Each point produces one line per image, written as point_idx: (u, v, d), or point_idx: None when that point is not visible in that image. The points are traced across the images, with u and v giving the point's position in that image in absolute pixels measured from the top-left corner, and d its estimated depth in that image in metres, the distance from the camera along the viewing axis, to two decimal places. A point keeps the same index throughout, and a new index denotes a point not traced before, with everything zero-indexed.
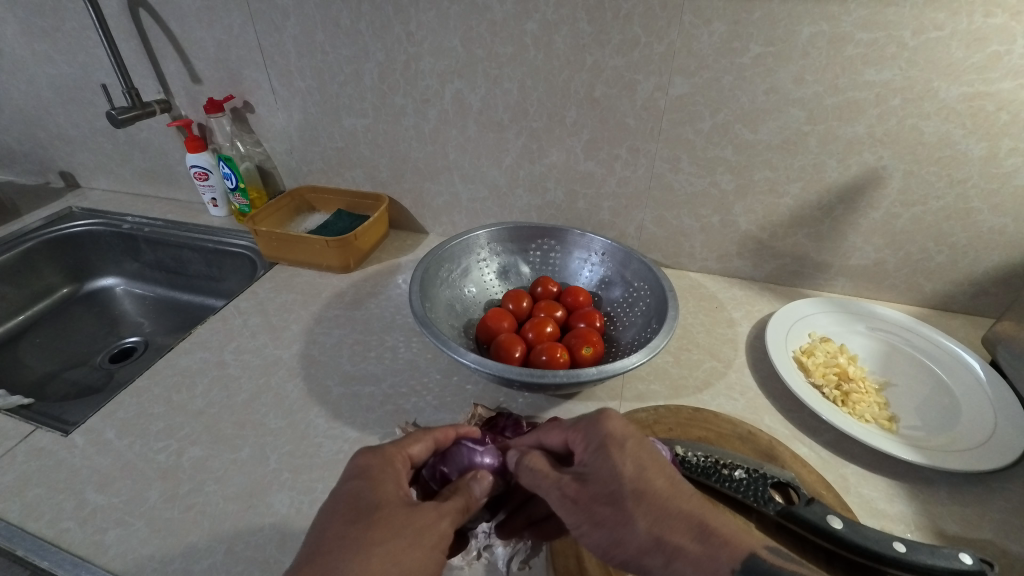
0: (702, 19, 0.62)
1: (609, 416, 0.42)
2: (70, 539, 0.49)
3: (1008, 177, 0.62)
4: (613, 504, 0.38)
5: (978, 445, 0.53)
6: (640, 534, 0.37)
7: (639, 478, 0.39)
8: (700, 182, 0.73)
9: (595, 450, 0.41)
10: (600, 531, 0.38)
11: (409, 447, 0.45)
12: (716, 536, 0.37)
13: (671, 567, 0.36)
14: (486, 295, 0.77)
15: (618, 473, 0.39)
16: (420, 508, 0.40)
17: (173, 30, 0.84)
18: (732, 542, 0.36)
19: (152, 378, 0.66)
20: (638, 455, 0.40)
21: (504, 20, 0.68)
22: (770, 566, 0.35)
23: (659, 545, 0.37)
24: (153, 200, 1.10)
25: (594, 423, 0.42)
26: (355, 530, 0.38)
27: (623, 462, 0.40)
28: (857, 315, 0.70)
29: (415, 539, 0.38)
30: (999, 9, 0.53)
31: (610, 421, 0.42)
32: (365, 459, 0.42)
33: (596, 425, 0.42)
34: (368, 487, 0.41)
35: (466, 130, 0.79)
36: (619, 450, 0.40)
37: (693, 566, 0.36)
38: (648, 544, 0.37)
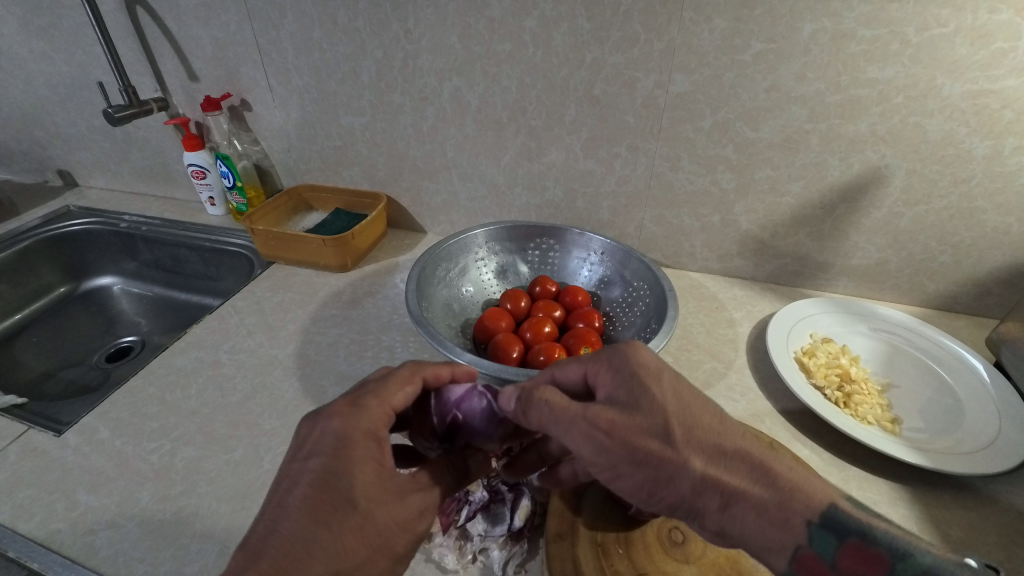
0: (703, 16, 0.61)
1: (641, 349, 0.41)
2: (60, 541, 0.48)
3: (1012, 176, 0.61)
4: (659, 439, 0.36)
5: (984, 448, 0.52)
6: (692, 472, 0.35)
7: (685, 413, 0.37)
8: (701, 181, 0.73)
9: (630, 381, 0.38)
10: (644, 468, 0.36)
11: (393, 400, 0.41)
12: (783, 482, 0.35)
13: (729, 510, 0.35)
14: (484, 294, 0.76)
15: (660, 404, 0.37)
16: (403, 501, 0.38)
17: (170, 27, 0.84)
18: (806, 492, 0.34)
19: (146, 378, 0.65)
20: (679, 387, 0.38)
21: (502, 17, 0.68)
22: (858, 523, 0.33)
23: (712, 484, 0.35)
24: (151, 199, 1.10)
25: (625, 355, 0.40)
26: (324, 529, 0.34)
27: (664, 394, 0.37)
28: (860, 315, 0.69)
29: (391, 534, 0.37)
30: (1003, 5, 0.52)
31: (643, 353, 0.40)
32: (342, 431, 0.38)
33: (631, 355, 0.40)
34: (354, 464, 0.37)
35: (464, 128, 0.79)
36: (659, 381, 0.38)
37: (757, 509, 0.34)
38: (702, 484, 0.35)
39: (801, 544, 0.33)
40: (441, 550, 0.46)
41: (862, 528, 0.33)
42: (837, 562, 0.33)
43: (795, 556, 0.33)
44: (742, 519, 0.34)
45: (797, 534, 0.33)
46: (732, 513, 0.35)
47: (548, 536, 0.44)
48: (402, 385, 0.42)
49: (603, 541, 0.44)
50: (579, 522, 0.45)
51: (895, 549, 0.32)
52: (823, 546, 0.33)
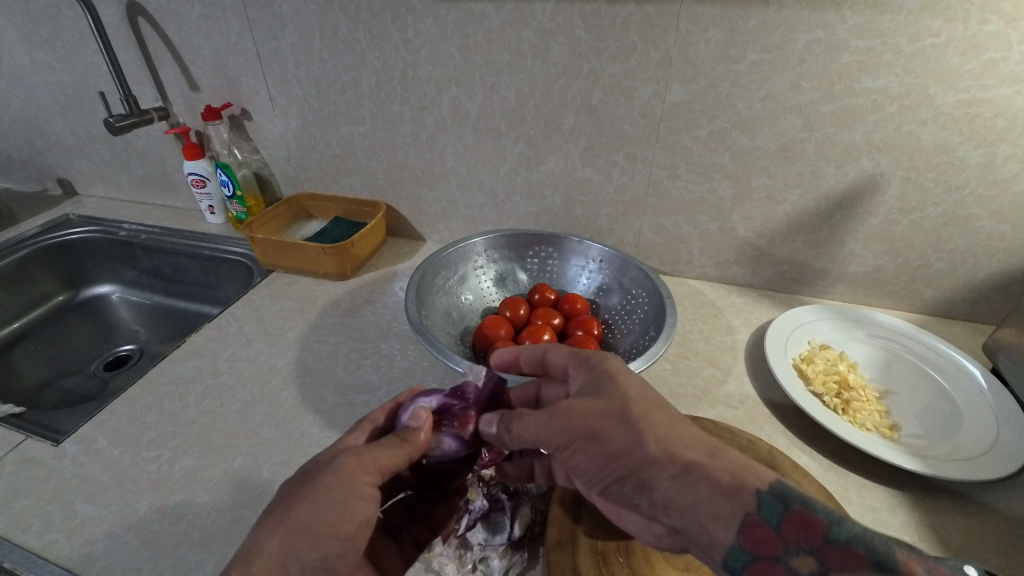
0: (698, 27, 0.62)
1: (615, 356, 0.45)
2: (57, 552, 0.48)
3: (1006, 184, 0.62)
4: (617, 419, 0.38)
5: (981, 454, 0.52)
6: (650, 448, 0.36)
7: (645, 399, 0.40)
8: (698, 189, 0.73)
9: (598, 377, 0.43)
10: (596, 442, 0.38)
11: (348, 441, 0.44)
12: (733, 458, 0.35)
13: (682, 479, 0.34)
14: (483, 302, 0.77)
15: (620, 387, 0.41)
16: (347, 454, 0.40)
17: (172, 38, 0.85)
18: (755, 467, 0.34)
19: (145, 387, 0.65)
20: (642, 385, 0.41)
21: (500, 28, 0.69)
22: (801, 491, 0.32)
23: (665, 454, 0.36)
24: (151, 207, 1.10)
25: (599, 357, 0.44)
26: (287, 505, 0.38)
27: (625, 387, 0.41)
28: (857, 322, 0.70)
29: (329, 483, 0.38)
30: (994, 16, 0.53)
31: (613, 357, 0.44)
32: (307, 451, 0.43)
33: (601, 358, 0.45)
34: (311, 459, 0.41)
35: (463, 137, 0.79)
36: (625, 376, 0.42)
37: (710, 480, 0.34)
38: (652, 455, 0.36)
39: (750, 513, 0.32)
40: (441, 560, 0.46)
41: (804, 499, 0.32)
42: (781, 530, 0.31)
43: (744, 525, 0.32)
44: (693, 490, 0.34)
45: (745, 501, 0.32)
46: (684, 484, 0.34)
47: (548, 545, 0.44)
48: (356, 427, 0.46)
49: (603, 550, 0.44)
50: (579, 530, 0.45)
51: (833, 516, 0.31)
52: (770, 512, 0.31)
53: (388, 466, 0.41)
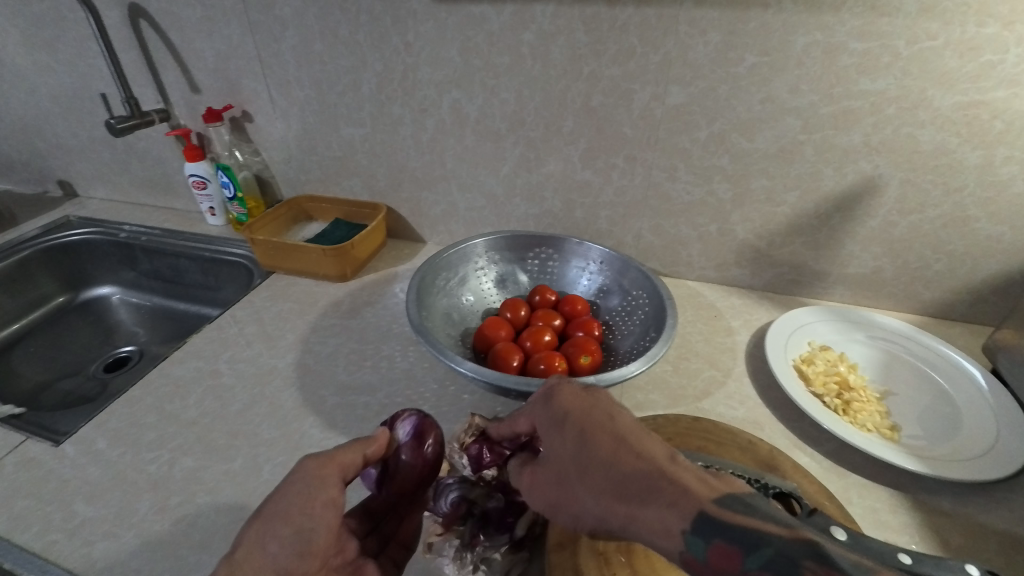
0: (697, 29, 0.62)
1: (559, 391, 0.42)
2: (56, 553, 0.47)
3: (1004, 185, 0.62)
4: (564, 481, 0.38)
5: (981, 455, 0.52)
6: (591, 508, 0.36)
7: (581, 447, 0.38)
8: (697, 191, 0.74)
9: (547, 428, 0.41)
10: (561, 511, 0.38)
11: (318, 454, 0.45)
12: (665, 494, 0.32)
13: (626, 534, 0.33)
14: (483, 304, 0.77)
15: (563, 439, 0.39)
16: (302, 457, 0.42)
17: (174, 40, 0.85)
18: (680, 501, 0.31)
19: (145, 388, 0.65)
20: (581, 427, 0.39)
21: (501, 31, 0.69)
22: (723, 523, 0.29)
23: (604, 513, 0.35)
24: (151, 209, 1.10)
25: (542, 400, 0.43)
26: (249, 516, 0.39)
27: (566, 439, 0.39)
28: (857, 323, 0.70)
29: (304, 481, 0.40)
30: (990, 19, 0.54)
31: (556, 397, 0.42)
32: None
33: (547, 398, 0.43)
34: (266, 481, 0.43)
35: (463, 139, 0.80)
36: (562, 421, 0.40)
37: (645, 529, 0.32)
38: (597, 516, 0.35)
39: (685, 555, 0.30)
40: (441, 559, 0.46)
41: (726, 527, 0.29)
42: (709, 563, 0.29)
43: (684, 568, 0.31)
44: (638, 541, 0.33)
45: (674, 545, 0.30)
46: (632, 538, 0.33)
47: (549, 546, 0.44)
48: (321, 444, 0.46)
49: (604, 550, 0.44)
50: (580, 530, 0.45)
51: (751, 544, 0.28)
52: (693, 548, 0.30)
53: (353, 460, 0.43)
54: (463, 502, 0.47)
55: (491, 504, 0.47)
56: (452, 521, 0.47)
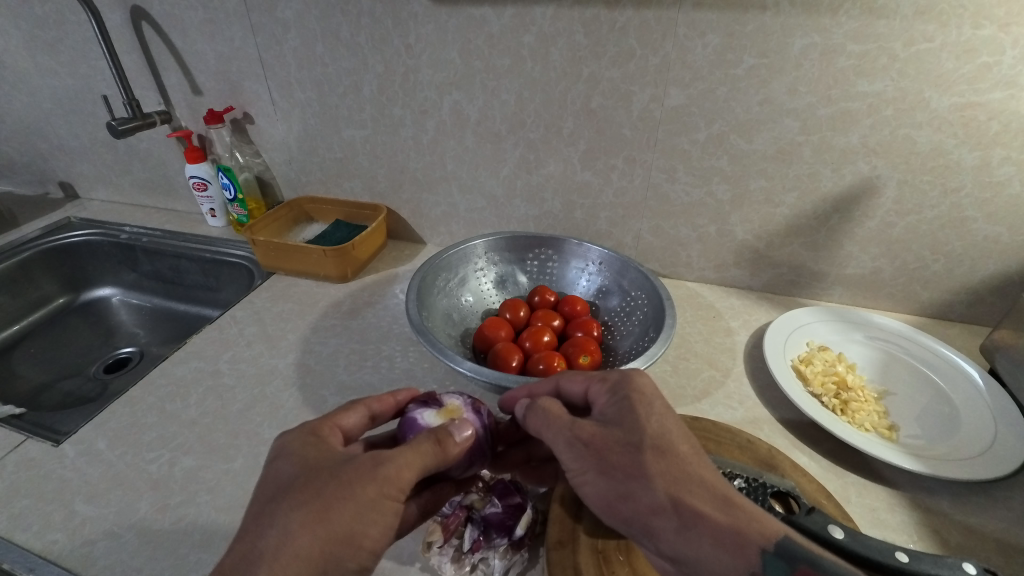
0: (696, 32, 0.63)
1: (643, 375, 0.45)
2: (57, 551, 0.48)
3: (1001, 186, 0.63)
4: (629, 455, 0.39)
5: (979, 454, 0.52)
6: (656, 492, 0.37)
7: (661, 435, 0.40)
8: (696, 192, 0.74)
9: (621, 400, 0.43)
10: (608, 480, 0.39)
11: (341, 419, 0.45)
12: (741, 511, 0.36)
13: (686, 532, 0.36)
14: (484, 304, 0.77)
15: (641, 413, 0.41)
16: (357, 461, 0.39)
17: (176, 42, 0.85)
18: (762, 522, 0.36)
19: (146, 388, 0.65)
20: (666, 417, 0.41)
21: (501, 33, 0.69)
22: (807, 550, 0.33)
23: (673, 504, 0.37)
24: (152, 211, 1.11)
25: (627, 377, 0.44)
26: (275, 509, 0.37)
27: (645, 418, 0.41)
28: (855, 323, 0.70)
29: (363, 492, 0.38)
30: (987, 21, 0.54)
31: (640, 379, 0.44)
32: (285, 436, 0.42)
33: (629, 381, 0.44)
34: (306, 456, 0.40)
35: (464, 141, 0.80)
36: (647, 402, 0.42)
37: (712, 535, 0.35)
38: (660, 502, 0.37)
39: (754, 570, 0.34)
40: (439, 558, 0.45)
41: (811, 556, 0.33)
42: None
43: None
44: (696, 542, 0.36)
45: (750, 558, 0.34)
46: (688, 535, 0.36)
47: (549, 544, 0.44)
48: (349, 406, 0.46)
49: (604, 548, 0.44)
50: (579, 529, 0.45)
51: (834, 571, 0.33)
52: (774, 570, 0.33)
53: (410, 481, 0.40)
54: (462, 508, 0.47)
55: (490, 510, 0.47)
56: (451, 529, 0.46)
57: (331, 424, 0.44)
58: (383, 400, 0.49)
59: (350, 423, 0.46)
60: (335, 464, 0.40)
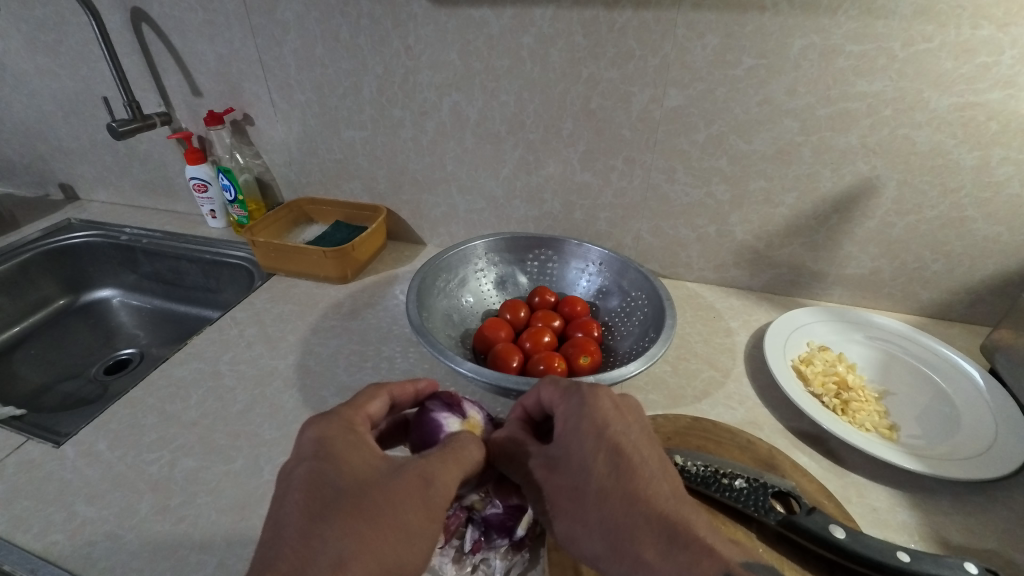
0: (695, 32, 0.63)
1: (597, 402, 0.43)
2: (58, 553, 0.47)
3: (1000, 186, 0.63)
4: (576, 501, 0.41)
5: (980, 454, 0.52)
6: (598, 536, 0.39)
7: (608, 476, 0.40)
8: (696, 192, 0.74)
9: (570, 437, 0.43)
10: (561, 523, 0.41)
11: (368, 407, 0.45)
12: (683, 553, 0.37)
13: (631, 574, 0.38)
14: (484, 305, 0.77)
15: (591, 448, 0.42)
16: (401, 479, 0.40)
17: (176, 44, 0.85)
18: (702, 563, 0.36)
19: (146, 389, 0.65)
20: (618, 448, 0.41)
21: (500, 34, 0.69)
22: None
23: (617, 547, 0.38)
24: (152, 212, 1.11)
25: (577, 408, 0.43)
26: (322, 523, 0.36)
27: (593, 455, 0.41)
28: (855, 324, 0.70)
29: (409, 517, 0.38)
30: (986, 21, 0.54)
31: (592, 406, 0.43)
32: (322, 429, 0.42)
33: (579, 411, 0.43)
34: (347, 460, 0.40)
35: (463, 142, 0.80)
36: (598, 434, 0.42)
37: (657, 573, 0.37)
38: (604, 546, 0.39)
39: None
40: (441, 559, 0.45)
41: None
42: None
43: None
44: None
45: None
46: None
47: (549, 545, 0.44)
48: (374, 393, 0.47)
49: None
50: None
51: None
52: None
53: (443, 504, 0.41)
54: (462, 510, 0.47)
55: (490, 511, 0.46)
56: (452, 530, 0.46)
57: (362, 416, 0.44)
58: (407, 388, 0.49)
59: (376, 411, 0.46)
60: (378, 477, 0.40)
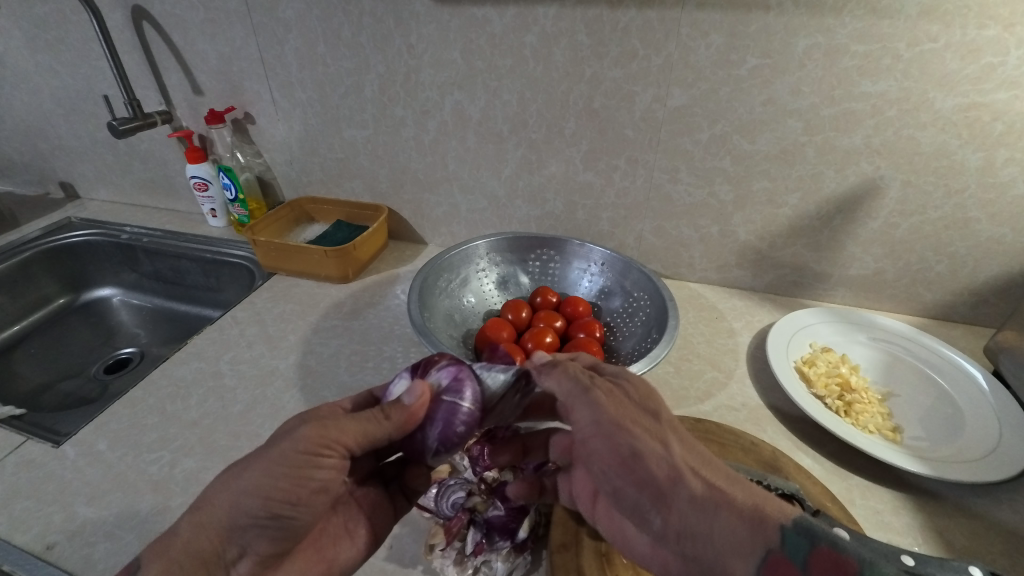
0: (699, 32, 0.62)
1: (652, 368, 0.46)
2: (58, 554, 0.47)
3: (1005, 187, 0.63)
4: (648, 427, 0.40)
5: (985, 456, 0.52)
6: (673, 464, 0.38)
7: (675, 416, 0.41)
8: (698, 192, 0.74)
9: (637, 381, 0.43)
10: (626, 446, 0.39)
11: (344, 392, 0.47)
12: (753, 491, 0.37)
13: (703, 501, 0.36)
14: (485, 305, 0.77)
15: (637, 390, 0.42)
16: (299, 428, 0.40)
17: (177, 42, 0.85)
18: (777, 504, 0.36)
19: (147, 389, 0.65)
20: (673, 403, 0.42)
21: (503, 33, 0.69)
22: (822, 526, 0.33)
23: (688, 473, 0.37)
24: (153, 211, 1.10)
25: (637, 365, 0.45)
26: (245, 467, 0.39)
27: (649, 405, 0.41)
28: (858, 325, 0.70)
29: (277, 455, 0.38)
30: (991, 21, 0.54)
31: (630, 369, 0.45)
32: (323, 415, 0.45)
33: (638, 366, 0.45)
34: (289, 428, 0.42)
35: (466, 141, 0.80)
36: (658, 387, 0.43)
37: (728, 507, 0.36)
38: (676, 471, 0.38)
39: (772, 548, 0.33)
40: (442, 561, 0.45)
41: (830, 537, 0.33)
42: (806, 564, 0.32)
43: (764, 558, 0.33)
44: (712, 515, 0.35)
45: (768, 534, 0.34)
46: (707, 507, 0.36)
47: (551, 547, 0.44)
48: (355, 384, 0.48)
49: (607, 551, 0.44)
50: (582, 532, 0.45)
51: (860, 557, 0.32)
52: (794, 548, 0.33)
53: (350, 441, 0.39)
54: (464, 511, 0.47)
55: (493, 513, 0.46)
56: (453, 533, 0.46)
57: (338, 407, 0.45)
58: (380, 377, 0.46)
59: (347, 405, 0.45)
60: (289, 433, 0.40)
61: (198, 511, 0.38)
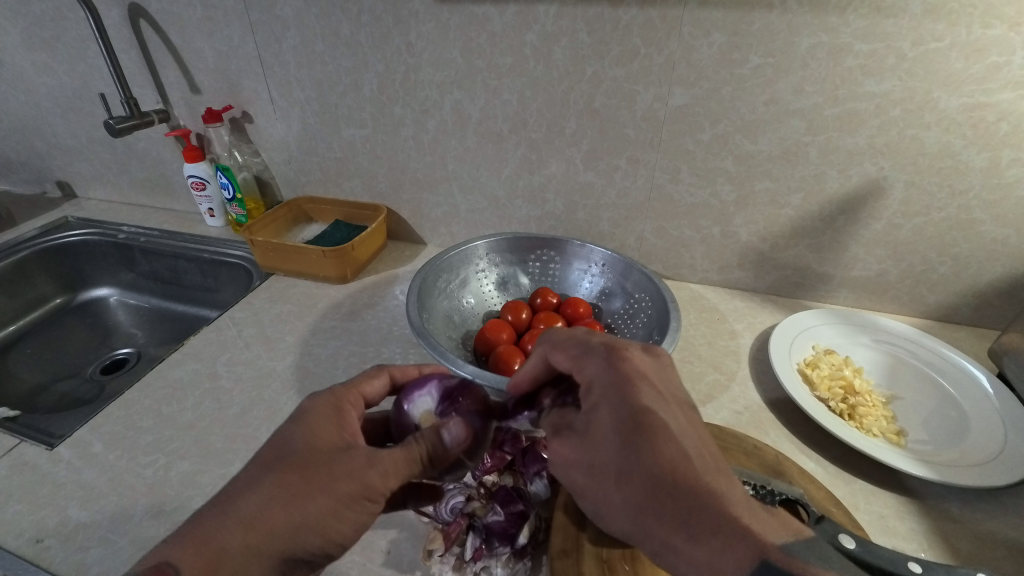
0: (701, 30, 0.62)
1: (622, 368, 0.37)
2: (50, 558, 0.47)
3: (1009, 188, 0.62)
4: (597, 476, 0.36)
5: (990, 460, 0.51)
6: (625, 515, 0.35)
7: (629, 451, 0.34)
8: (700, 193, 0.73)
9: (592, 409, 0.37)
10: (584, 496, 0.37)
11: (364, 387, 0.45)
12: (718, 536, 0.31)
13: (660, 556, 0.33)
14: (485, 306, 0.76)
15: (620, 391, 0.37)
16: (350, 453, 0.39)
17: (174, 40, 0.84)
18: (739, 548, 0.31)
19: (142, 390, 0.64)
20: (638, 422, 0.35)
21: (503, 32, 0.68)
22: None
23: (643, 527, 0.34)
24: (151, 210, 1.10)
25: (599, 377, 0.38)
26: (268, 473, 0.37)
27: (619, 425, 0.35)
28: (861, 327, 0.69)
29: (339, 488, 0.37)
30: (997, 20, 0.53)
31: (627, 355, 0.39)
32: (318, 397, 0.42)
33: (599, 377, 0.38)
34: (316, 429, 0.40)
35: (465, 141, 0.79)
36: (614, 407, 0.36)
37: (686, 562, 0.32)
38: (631, 521, 0.34)
39: None
40: (441, 567, 0.44)
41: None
42: None
43: None
44: (671, 566, 0.33)
45: None
46: (664, 558, 0.33)
47: (551, 553, 0.43)
48: (373, 373, 0.46)
49: (609, 557, 0.43)
50: (583, 538, 0.44)
51: None
52: None
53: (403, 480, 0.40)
54: (463, 516, 0.46)
55: (493, 518, 0.46)
56: (452, 539, 0.45)
57: (359, 394, 0.44)
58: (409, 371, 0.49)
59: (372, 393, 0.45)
60: (334, 451, 0.39)
61: (249, 528, 0.35)
